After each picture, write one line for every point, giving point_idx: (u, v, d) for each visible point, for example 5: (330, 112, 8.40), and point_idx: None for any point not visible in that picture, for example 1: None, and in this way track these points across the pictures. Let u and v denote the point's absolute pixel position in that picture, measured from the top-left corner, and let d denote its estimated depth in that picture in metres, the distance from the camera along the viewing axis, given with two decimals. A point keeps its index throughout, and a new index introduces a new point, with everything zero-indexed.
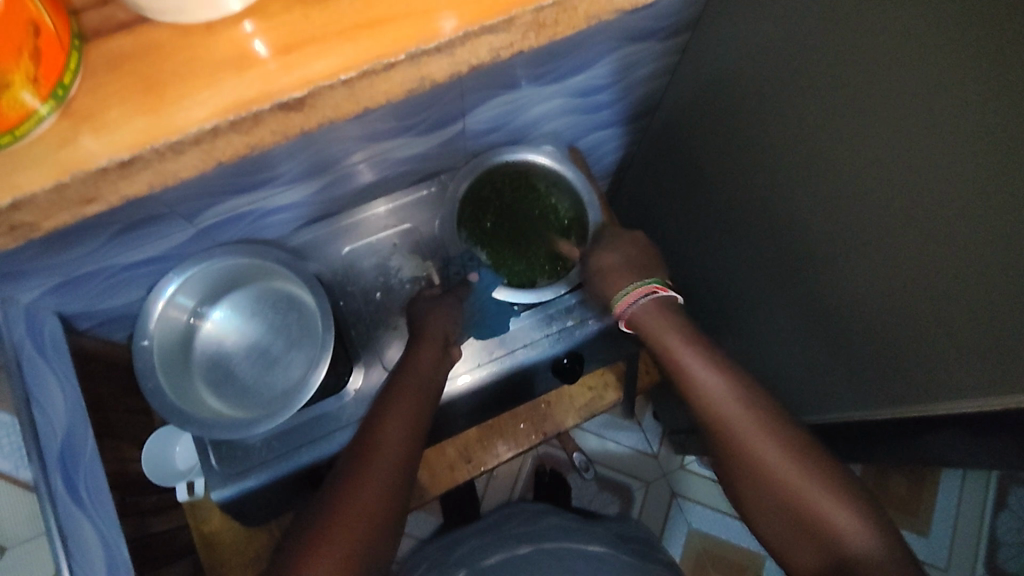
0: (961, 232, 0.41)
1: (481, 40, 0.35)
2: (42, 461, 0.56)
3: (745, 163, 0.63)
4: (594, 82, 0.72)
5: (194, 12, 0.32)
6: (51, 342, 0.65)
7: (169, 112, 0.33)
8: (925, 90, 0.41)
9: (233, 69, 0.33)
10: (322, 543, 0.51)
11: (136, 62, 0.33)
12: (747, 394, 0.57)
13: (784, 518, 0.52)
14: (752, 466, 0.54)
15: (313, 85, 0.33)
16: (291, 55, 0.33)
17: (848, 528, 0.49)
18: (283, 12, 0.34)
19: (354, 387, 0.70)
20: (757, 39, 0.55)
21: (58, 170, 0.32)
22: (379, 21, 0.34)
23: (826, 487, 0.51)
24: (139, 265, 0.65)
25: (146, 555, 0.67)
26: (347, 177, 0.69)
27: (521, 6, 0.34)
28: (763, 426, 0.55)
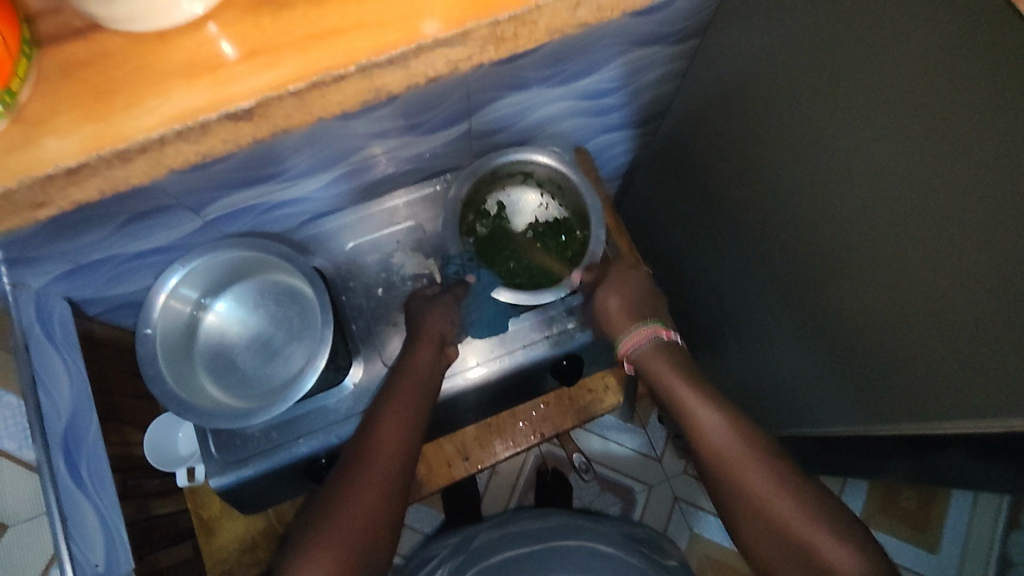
0: (970, 251, 0.40)
1: (435, 52, 0.34)
2: (44, 442, 0.57)
3: (751, 170, 0.62)
4: (604, 85, 0.71)
5: (148, 21, 0.31)
6: (59, 327, 0.66)
7: (117, 119, 0.32)
8: (932, 102, 0.40)
9: (184, 77, 0.33)
10: (323, 543, 0.52)
11: (89, 69, 0.33)
12: (749, 436, 0.57)
13: (783, 556, 0.52)
14: (749, 504, 0.54)
15: (261, 97, 0.32)
16: (255, 60, 0.33)
17: (847, 566, 0.49)
18: (236, 21, 0.33)
19: (353, 381, 0.70)
20: (765, 45, 0.54)
21: (4, 174, 0.32)
22: (333, 32, 0.33)
23: (825, 528, 0.51)
24: (146, 254, 0.66)
25: (145, 538, 0.69)
26: (355, 172, 0.69)
27: (478, 17, 0.33)
28: (760, 464, 0.55)
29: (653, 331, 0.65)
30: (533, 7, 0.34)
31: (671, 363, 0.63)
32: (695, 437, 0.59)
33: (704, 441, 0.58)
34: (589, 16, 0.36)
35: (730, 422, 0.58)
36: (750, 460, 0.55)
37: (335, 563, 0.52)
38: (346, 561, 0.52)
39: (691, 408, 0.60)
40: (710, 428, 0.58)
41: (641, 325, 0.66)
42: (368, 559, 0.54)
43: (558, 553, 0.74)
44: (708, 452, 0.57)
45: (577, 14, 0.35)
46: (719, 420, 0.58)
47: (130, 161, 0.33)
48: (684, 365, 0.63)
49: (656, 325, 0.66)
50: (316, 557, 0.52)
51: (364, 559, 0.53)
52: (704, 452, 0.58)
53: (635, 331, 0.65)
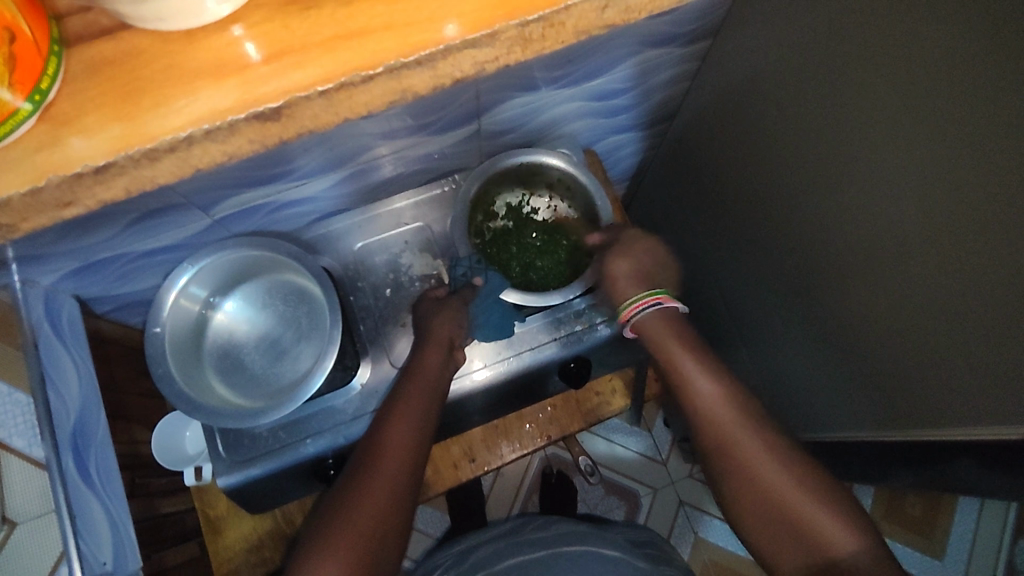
0: (981, 257, 0.40)
1: (463, 53, 0.34)
2: (54, 441, 0.58)
3: (762, 172, 0.62)
4: (614, 85, 0.71)
5: (178, 21, 0.32)
6: (68, 325, 0.66)
7: (145, 120, 0.33)
8: (944, 105, 0.39)
9: (211, 77, 0.33)
10: (336, 544, 0.52)
11: (118, 68, 0.33)
12: (741, 402, 0.57)
13: (771, 522, 0.52)
14: (740, 469, 0.54)
15: (292, 97, 0.33)
16: (281, 61, 0.33)
17: (837, 536, 0.49)
18: (263, 22, 0.34)
19: (360, 381, 0.70)
20: (776, 46, 0.54)
21: (35, 173, 0.33)
22: (360, 32, 0.33)
23: (820, 499, 0.51)
24: (154, 253, 0.67)
25: (152, 537, 0.69)
26: (365, 171, 0.69)
27: (505, 20, 0.34)
28: (757, 433, 0.55)
29: (659, 300, 0.64)
30: (562, 7, 0.34)
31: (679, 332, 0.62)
32: (692, 402, 0.59)
33: (701, 409, 0.58)
34: (615, 17, 0.37)
35: (728, 389, 0.58)
36: (742, 423, 0.56)
37: (349, 563, 0.52)
38: (357, 560, 0.52)
39: (688, 372, 0.60)
40: (706, 391, 0.58)
41: (642, 292, 0.64)
42: (378, 558, 0.54)
43: (564, 559, 0.74)
44: (702, 416, 0.58)
45: (603, 15, 0.36)
46: (716, 386, 0.59)
47: (153, 162, 0.34)
48: (689, 333, 0.63)
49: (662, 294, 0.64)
50: (328, 558, 0.52)
51: (377, 559, 0.53)
52: (701, 418, 0.58)
53: (645, 296, 0.64)
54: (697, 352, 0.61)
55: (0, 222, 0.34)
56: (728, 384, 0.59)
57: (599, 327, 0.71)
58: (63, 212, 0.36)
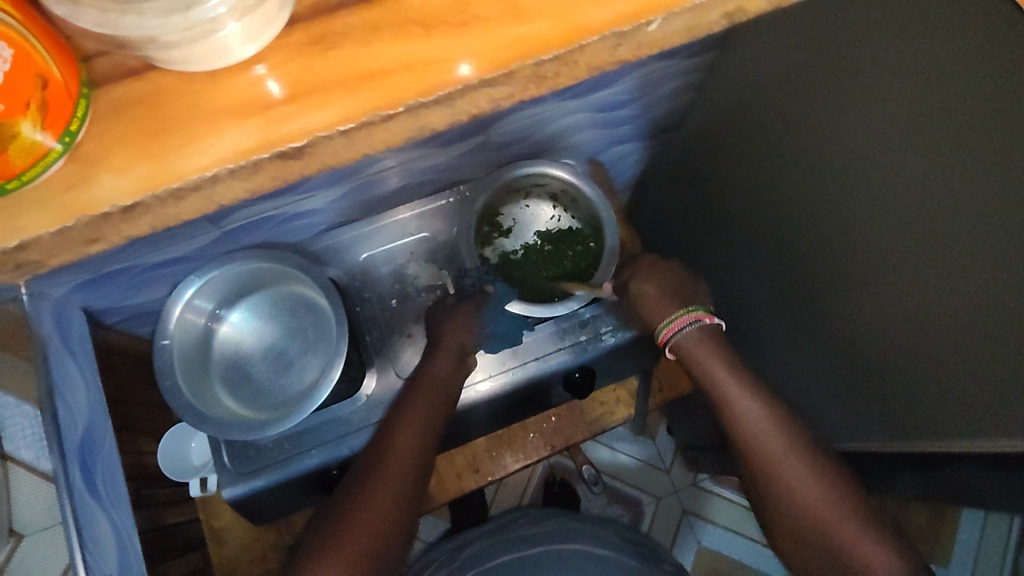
0: (976, 266, 0.40)
1: (480, 92, 0.26)
2: (61, 452, 0.57)
3: (765, 185, 0.62)
4: (619, 97, 0.71)
5: (205, 61, 0.25)
6: (77, 335, 0.67)
7: (170, 158, 0.26)
8: (937, 126, 0.40)
9: (235, 118, 0.26)
10: (340, 545, 0.53)
11: (147, 108, 0.26)
12: (783, 424, 0.57)
13: (812, 548, 0.53)
14: (794, 506, 0.54)
15: (311, 137, 0.25)
16: (302, 101, 0.26)
17: (879, 563, 0.49)
18: (284, 60, 0.26)
19: (366, 392, 0.70)
20: (781, 64, 0.54)
21: (61, 212, 0.25)
22: (382, 71, 0.26)
23: (866, 530, 0.51)
24: (162, 265, 0.68)
25: (157, 547, 0.69)
26: (371, 184, 0.70)
27: (521, 59, 0.26)
28: (804, 458, 0.55)
29: (696, 318, 0.63)
30: (578, 46, 0.26)
31: (716, 348, 0.62)
32: (735, 425, 0.59)
33: (744, 429, 0.58)
34: (628, 56, 0.28)
35: (772, 412, 0.58)
36: (786, 446, 0.56)
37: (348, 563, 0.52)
38: (362, 562, 0.53)
39: (729, 394, 0.60)
40: (749, 414, 0.58)
41: (682, 311, 0.64)
42: (380, 562, 0.54)
43: (555, 559, 0.75)
44: (744, 438, 0.58)
45: (618, 52, 0.27)
46: (759, 409, 0.58)
47: (180, 202, 0.26)
48: (729, 352, 0.62)
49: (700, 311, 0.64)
50: (331, 559, 0.52)
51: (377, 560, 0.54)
52: (744, 442, 0.58)
53: (682, 316, 0.64)
54: (738, 373, 0.60)
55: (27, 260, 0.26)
56: (771, 404, 0.58)
57: (604, 337, 0.71)
58: (91, 251, 0.28)
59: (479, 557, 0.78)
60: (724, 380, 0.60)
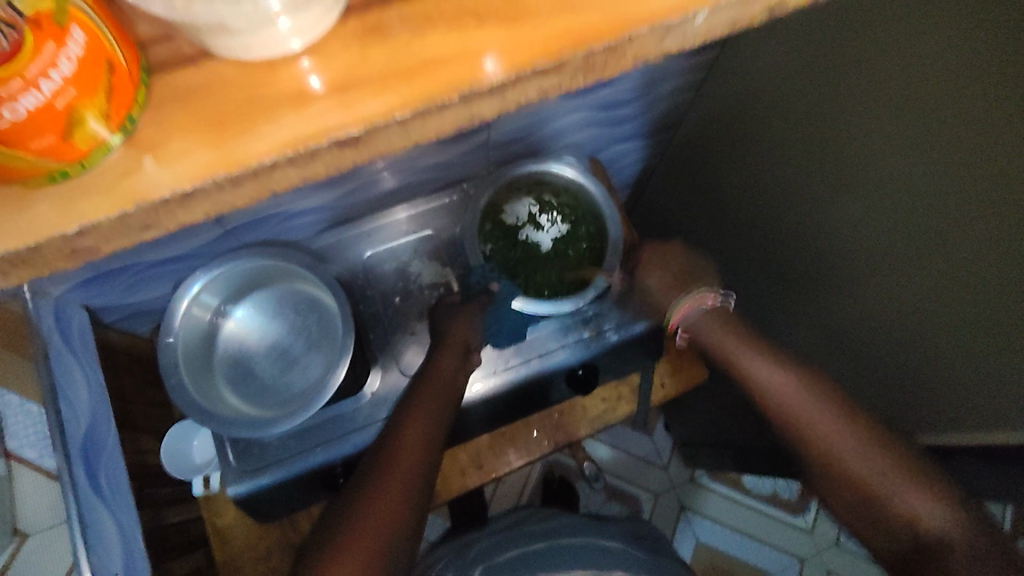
0: (980, 263, 0.39)
1: (531, 83, 0.27)
2: (64, 451, 0.59)
3: (760, 182, 0.63)
4: (621, 96, 0.72)
5: (263, 51, 0.26)
6: (79, 335, 0.66)
7: (231, 143, 0.25)
8: (924, 124, 0.40)
9: (292, 106, 0.26)
10: (349, 547, 0.52)
11: (205, 95, 0.26)
12: (816, 387, 0.59)
13: (856, 497, 0.55)
14: (835, 463, 0.56)
15: (370, 125, 0.25)
16: (351, 93, 0.26)
17: (927, 512, 0.50)
18: (340, 52, 0.27)
19: (370, 390, 0.70)
20: (771, 63, 0.55)
21: (124, 197, 0.25)
22: (434, 61, 0.26)
23: (909, 476, 0.52)
24: (165, 262, 0.69)
25: (159, 545, 0.68)
26: (369, 184, 0.71)
27: (572, 49, 0.26)
28: (831, 412, 0.57)
29: (697, 299, 0.71)
30: (628, 38, 0.26)
31: (724, 324, 0.70)
32: (769, 400, 0.62)
33: (776, 399, 0.61)
34: (674, 48, 0.28)
35: (800, 380, 0.60)
36: (820, 408, 0.58)
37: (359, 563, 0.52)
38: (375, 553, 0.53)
39: (749, 365, 0.65)
40: (780, 385, 0.61)
41: (684, 295, 0.72)
42: (391, 558, 0.54)
43: (565, 552, 0.73)
44: (778, 408, 0.61)
45: (663, 44, 0.28)
46: (787, 379, 0.61)
47: (237, 188, 0.26)
48: (736, 326, 0.69)
49: (698, 292, 0.71)
50: (341, 553, 0.52)
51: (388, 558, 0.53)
52: (779, 412, 0.61)
53: (686, 299, 0.71)
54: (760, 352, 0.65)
55: (64, 250, 0.26)
56: (800, 373, 0.61)
57: (607, 334, 0.71)
58: (144, 239, 0.27)
59: (489, 553, 0.76)
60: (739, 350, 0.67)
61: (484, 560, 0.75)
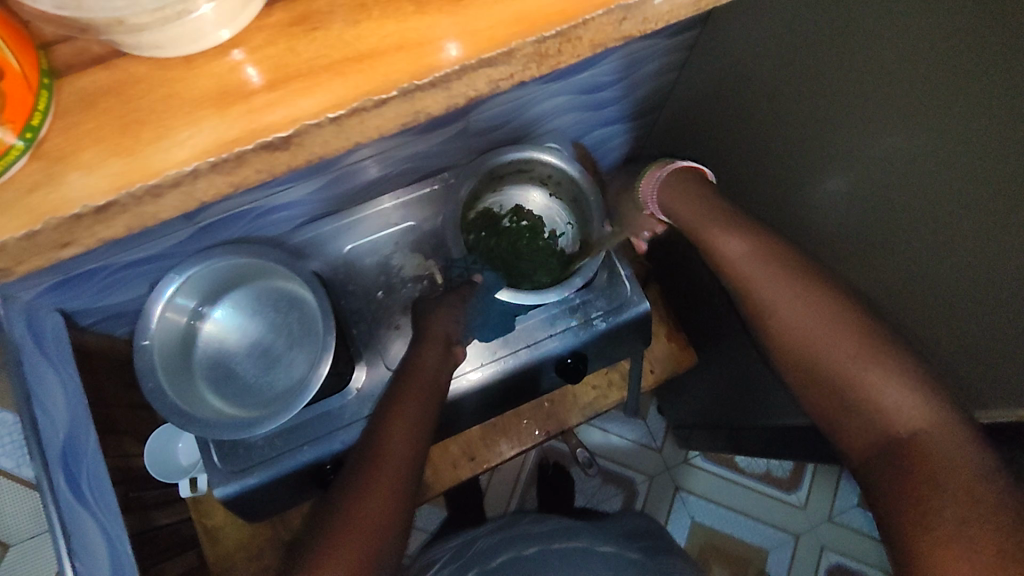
0: (957, 241, 0.38)
1: (480, 73, 0.27)
2: (44, 458, 0.56)
3: (744, 160, 0.62)
4: (601, 78, 0.70)
5: (176, 46, 0.26)
6: (53, 340, 0.65)
7: (147, 152, 0.25)
8: (901, 100, 0.39)
9: (214, 107, 0.26)
10: (331, 548, 0.51)
11: (113, 99, 0.26)
12: (781, 266, 0.52)
13: (825, 393, 0.48)
14: (800, 349, 0.50)
15: (300, 124, 0.25)
16: (283, 89, 0.26)
17: (899, 406, 0.43)
18: (267, 44, 0.26)
19: (356, 386, 0.69)
20: (750, 38, 0.54)
21: (31, 215, 0.25)
22: (371, 54, 0.26)
23: (882, 363, 0.45)
24: (139, 263, 0.67)
25: (149, 549, 0.68)
26: (350, 174, 0.69)
27: (521, 37, 0.26)
28: (803, 293, 0.50)
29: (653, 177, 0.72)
30: (581, 21, 0.27)
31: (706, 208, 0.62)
32: (737, 274, 0.56)
33: (745, 276, 0.55)
34: (634, 30, 0.28)
35: (771, 253, 0.54)
36: (789, 285, 0.51)
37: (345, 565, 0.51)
38: (364, 555, 0.52)
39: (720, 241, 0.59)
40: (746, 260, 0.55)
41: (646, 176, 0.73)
42: (378, 561, 0.53)
43: (561, 557, 0.72)
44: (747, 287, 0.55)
45: (622, 27, 0.28)
46: (758, 258, 0.55)
47: (158, 199, 0.26)
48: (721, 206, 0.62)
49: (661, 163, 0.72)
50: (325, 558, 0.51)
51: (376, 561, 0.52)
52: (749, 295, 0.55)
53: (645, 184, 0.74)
54: (746, 235, 0.57)
55: None
56: (775, 247, 0.54)
57: (595, 322, 0.71)
58: (63, 255, 0.27)
59: (482, 556, 0.75)
60: (725, 237, 0.59)
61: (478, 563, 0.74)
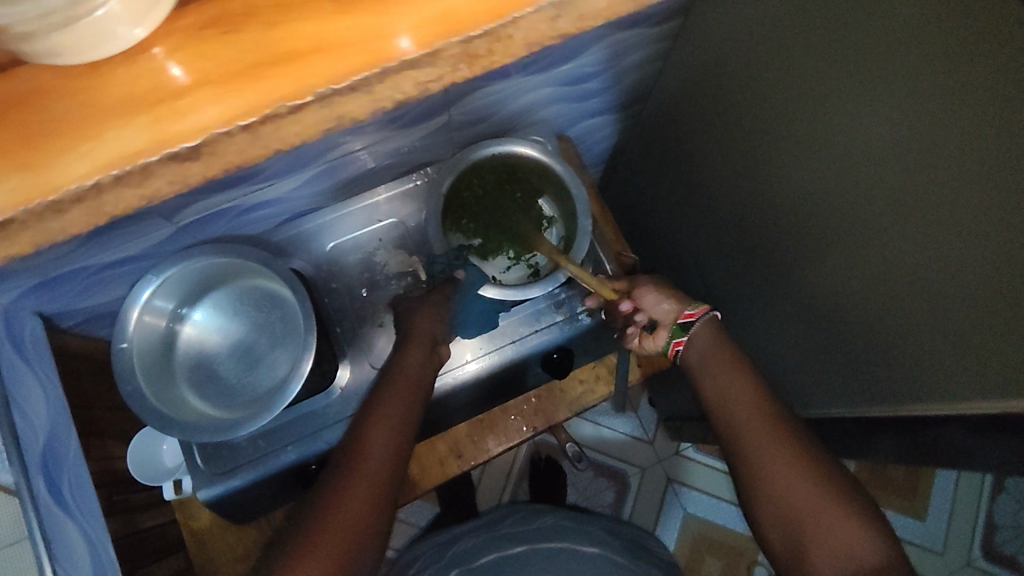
0: (962, 225, 0.37)
1: (405, 75, 0.26)
2: (22, 464, 0.55)
3: (730, 151, 0.61)
4: (585, 69, 0.69)
5: (81, 52, 0.25)
6: (32, 344, 0.64)
7: (49, 166, 0.25)
8: (905, 84, 0.38)
9: (125, 115, 0.25)
10: (308, 553, 0.51)
11: (13, 110, 0.26)
12: (762, 401, 0.55)
13: (788, 542, 0.50)
14: (767, 487, 0.51)
15: (209, 134, 0.25)
16: (215, 89, 0.26)
17: (857, 547, 0.47)
18: (184, 44, 0.26)
19: (339, 385, 0.69)
20: (736, 26, 0.53)
21: None
22: (289, 56, 0.26)
23: (846, 509, 0.48)
24: (117, 264, 0.66)
25: (134, 552, 0.67)
26: (345, 164, 0.68)
27: (448, 36, 0.25)
28: (790, 457, 0.51)
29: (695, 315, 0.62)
30: (511, 20, 0.26)
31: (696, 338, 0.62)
32: (718, 409, 0.57)
33: (726, 406, 0.57)
34: (575, 27, 0.28)
35: (755, 394, 0.56)
36: (770, 431, 0.53)
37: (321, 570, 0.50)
38: (337, 563, 0.51)
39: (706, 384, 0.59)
40: (734, 391, 0.57)
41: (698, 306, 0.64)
42: (354, 567, 0.52)
43: (546, 557, 0.73)
44: (726, 420, 0.56)
45: (559, 26, 0.27)
46: (742, 389, 0.57)
47: (59, 216, 0.26)
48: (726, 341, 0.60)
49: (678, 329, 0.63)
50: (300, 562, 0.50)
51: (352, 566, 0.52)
52: (725, 422, 0.56)
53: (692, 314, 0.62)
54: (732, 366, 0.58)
55: None
56: (755, 386, 0.57)
57: (580, 317, 0.71)
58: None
59: (466, 555, 0.76)
60: (717, 375, 0.58)
61: (462, 562, 0.75)
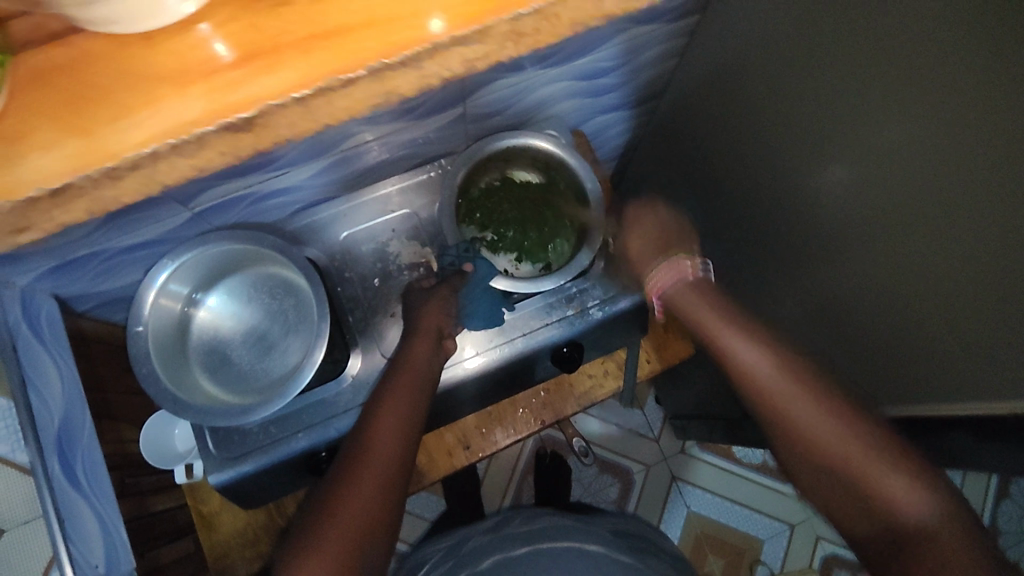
0: (973, 228, 0.37)
1: (450, 51, 0.28)
2: (38, 443, 0.56)
3: (745, 149, 0.61)
4: (601, 64, 0.69)
5: (132, 22, 0.27)
6: (48, 326, 0.64)
7: (104, 135, 0.27)
8: (923, 84, 0.38)
9: (173, 84, 0.27)
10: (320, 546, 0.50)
11: (65, 77, 0.28)
12: (785, 361, 0.55)
13: (843, 490, 0.49)
14: (794, 435, 0.51)
15: (260, 105, 0.26)
16: (258, 63, 0.27)
17: (904, 499, 0.45)
18: (229, 20, 0.28)
19: (350, 373, 0.69)
20: (756, 22, 0.53)
21: None
22: (338, 30, 0.27)
23: (895, 460, 0.47)
24: (137, 247, 0.65)
25: (145, 534, 0.68)
26: (354, 156, 0.68)
27: (496, 12, 0.27)
28: (817, 403, 0.51)
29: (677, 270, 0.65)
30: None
31: (705, 295, 0.62)
32: (737, 375, 0.56)
33: (743, 373, 0.56)
34: None
35: (769, 350, 0.56)
36: (793, 383, 0.53)
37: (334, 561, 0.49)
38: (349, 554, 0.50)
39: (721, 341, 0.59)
40: (747, 355, 0.56)
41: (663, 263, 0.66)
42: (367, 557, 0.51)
43: (548, 559, 0.73)
44: (748, 383, 0.55)
45: None
46: (755, 349, 0.57)
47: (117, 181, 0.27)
48: (720, 302, 0.62)
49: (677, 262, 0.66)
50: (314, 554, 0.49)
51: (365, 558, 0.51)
52: (749, 394, 0.55)
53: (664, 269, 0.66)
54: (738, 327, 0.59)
55: None
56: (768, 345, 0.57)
57: (591, 311, 0.70)
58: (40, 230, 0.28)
59: (470, 558, 0.76)
60: (717, 326, 0.60)
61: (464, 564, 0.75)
